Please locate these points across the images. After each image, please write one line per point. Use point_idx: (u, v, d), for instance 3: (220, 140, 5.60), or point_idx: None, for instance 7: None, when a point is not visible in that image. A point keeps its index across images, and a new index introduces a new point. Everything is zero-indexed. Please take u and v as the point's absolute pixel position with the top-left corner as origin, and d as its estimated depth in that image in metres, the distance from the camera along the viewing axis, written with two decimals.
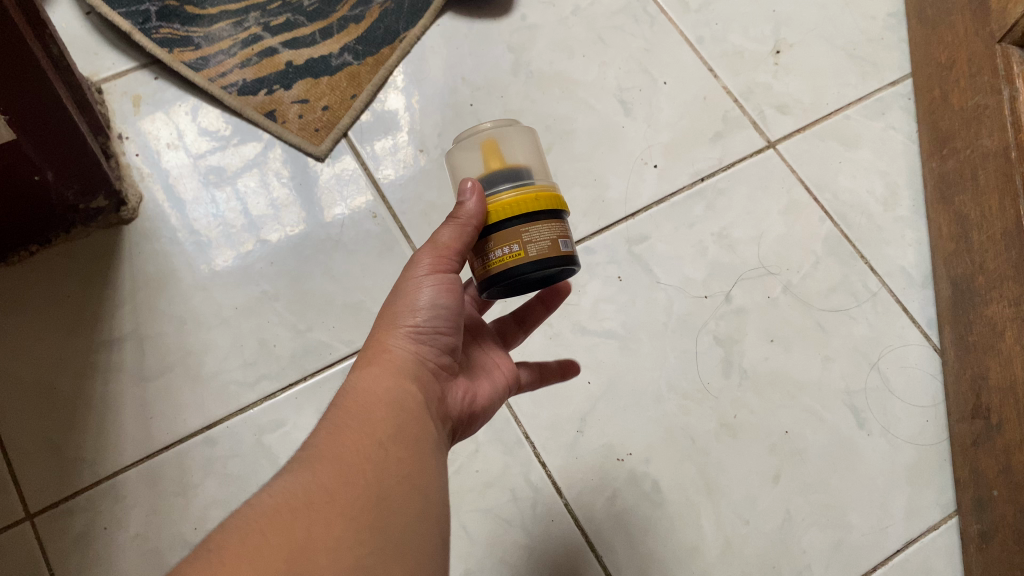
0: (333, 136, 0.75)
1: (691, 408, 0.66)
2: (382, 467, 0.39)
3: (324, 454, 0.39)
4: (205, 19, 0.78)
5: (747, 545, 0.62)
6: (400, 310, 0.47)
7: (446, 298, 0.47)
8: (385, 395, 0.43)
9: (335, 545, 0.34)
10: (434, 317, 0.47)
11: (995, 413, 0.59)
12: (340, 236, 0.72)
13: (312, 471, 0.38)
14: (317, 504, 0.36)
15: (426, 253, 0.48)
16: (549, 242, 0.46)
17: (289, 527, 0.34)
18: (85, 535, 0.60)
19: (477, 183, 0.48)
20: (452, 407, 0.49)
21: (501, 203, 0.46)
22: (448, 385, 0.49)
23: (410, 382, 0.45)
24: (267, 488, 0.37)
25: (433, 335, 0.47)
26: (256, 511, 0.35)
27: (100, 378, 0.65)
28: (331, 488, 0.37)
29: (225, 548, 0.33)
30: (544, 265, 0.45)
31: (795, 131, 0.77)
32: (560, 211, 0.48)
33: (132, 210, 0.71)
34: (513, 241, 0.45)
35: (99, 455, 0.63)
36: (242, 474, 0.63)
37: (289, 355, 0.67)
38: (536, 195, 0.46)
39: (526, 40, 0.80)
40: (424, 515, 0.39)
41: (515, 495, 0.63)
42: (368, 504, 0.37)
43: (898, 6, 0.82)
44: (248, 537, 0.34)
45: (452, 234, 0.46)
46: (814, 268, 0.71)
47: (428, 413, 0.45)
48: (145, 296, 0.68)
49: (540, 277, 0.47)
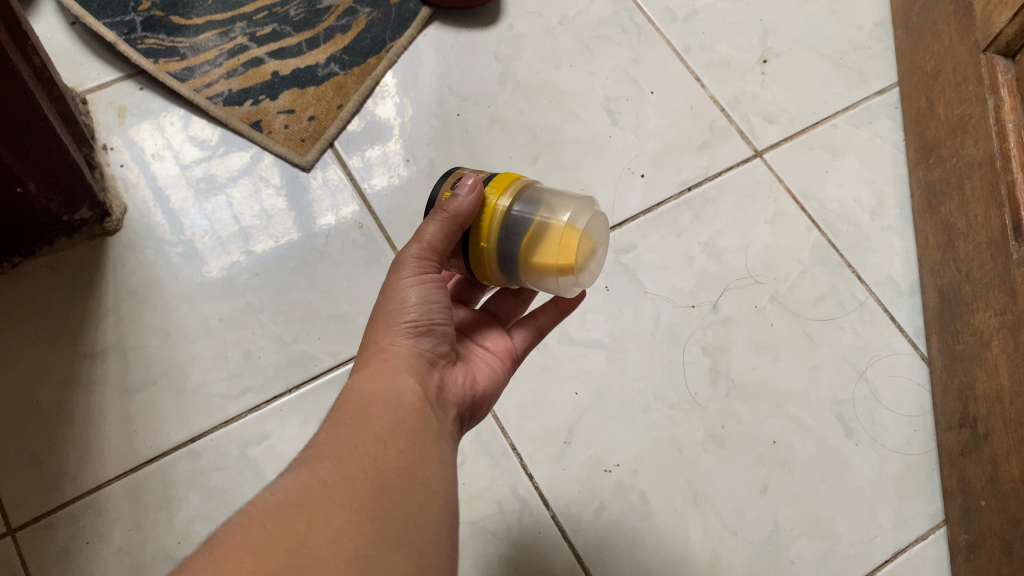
0: (319, 146, 0.74)
1: (679, 418, 0.66)
2: (383, 461, 0.39)
3: (325, 451, 0.39)
4: (190, 29, 0.77)
5: (734, 557, 0.62)
6: (391, 310, 0.47)
7: (436, 292, 0.48)
8: (387, 392, 0.43)
9: (336, 536, 0.34)
10: (427, 311, 0.47)
11: (981, 423, 0.59)
12: (327, 246, 0.71)
13: (314, 468, 0.38)
14: (318, 498, 0.36)
15: (410, 249, 0.47)
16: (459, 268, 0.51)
17: (292, 522, 0.34)
18: (68, 549, 0.60)
19: (478, 183, 0.48)
20: (455, 398, 0.49)
21: (491, 193, 0.48)
22: (449, 376, 0.49)
23: (411, 378, 0.45)
24: (270, 486, 0.37)
25: (428, 329, 0.47)
26: (258, 507, 0.35)
27: (83, 390, 0.65)
28: (331, 482, 0.36)
29: (226, 543, 0.33)
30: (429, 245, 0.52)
31: (782, 140, 0.77)
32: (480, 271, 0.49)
33: (117, 221, 0.70)
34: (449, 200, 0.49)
35: (82, 468, 0.62)
36: (226, 487, 0.63)
37: (274, 366, 0.67)
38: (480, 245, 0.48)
39: (514, 50, 0.80)
40: (427, 507, 0.39)
41: (502, 508, 0.63)
42: (371, 496, 0.37)
43: (884, 15, 0.83)
44: (250, 534, 0.33)
45: (438, 231, 0.46)
46: (802, 277, 0.71)
47: (431, 407, 0.45)
48: (130, 307, 0.68)
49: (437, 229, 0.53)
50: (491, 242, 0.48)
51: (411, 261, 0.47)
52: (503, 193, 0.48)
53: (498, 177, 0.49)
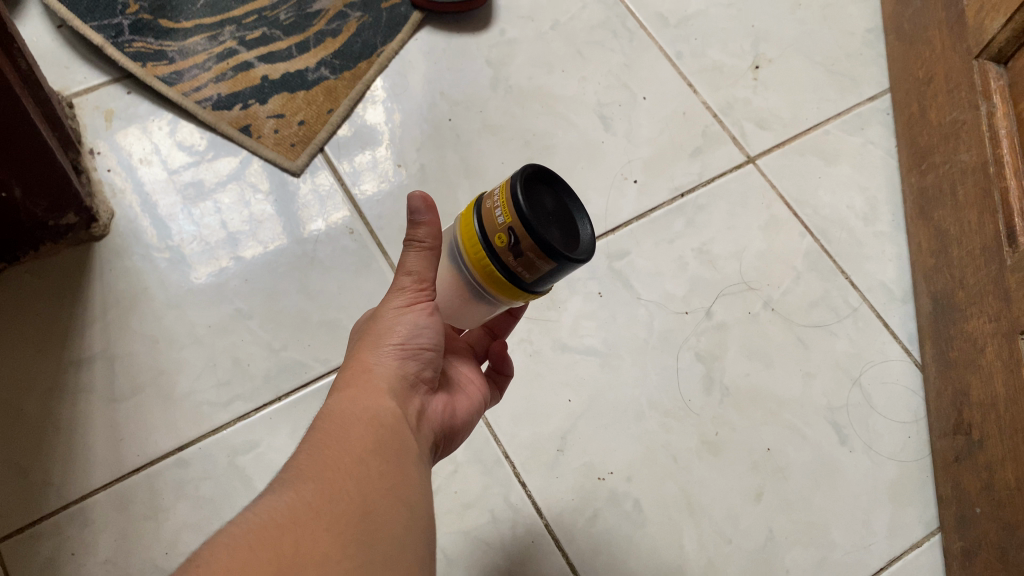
0: (309, 151, 0.74)
1: (673, 425, 0.66)
2: (366, 482, 0.38)
3: (308, 471, 0.38)
4: (179, 32, 0.77)
5: (729, 566, 0.61)
6: (381, 331, 0.47)
7: (430, 318, 0.47)
8: (365, 412, 0.42)
9: (324, 559, 0.33)
10: (416, 335, 0.47)
11: (976, 429, 0.59)
12: (316, 252, 0.71)
13: (297, 489, 0.36)
14: (304, 520, 0.35)
15: (401, 280, 0.47)
16: (487, 199, 0.43)
17: (278, 543, 0.33)
18: (52, 561, 0.58)
19: (490, 218, 0.42)
20: (434, 420, 0.48)
21: (484, 262, 0.43)
22: (427, 400, 0.48)
23: (391, 400, 0.44)
24: (250, 507, 0.36)
25: (415, 352, 0.47)
26: (240, 529, 0.33)
27: (68, 399, 0.64)
28: (316, 504, 0.36)
29: (209, 563, 0.31)
30: (526, 171, 0.42)
31: (774, 146, 0.77)
32: (472, 211, 0.44)
33: (103, 226, 0.69)
34: (509, 228, 0.40)
35: (67, 478, 0.61)
36: (215, 496, 0.62)
37: (263, 374, 0.66)
38: (472, 234, 0.43)
39: (505, 55, 0.80)
40: (410, 529, 0.38)
41: (495, 517, 0.62)
42: (355, 519, 0.36)
43: (874, 23, 0.83)
44: (236, 555, 0.32)
45: (419, 260, 0.47)
46: (795, 284, 0.71)
47: (410, 429, 0.44)
48: (117, 314, 0.67)
49: (538, 194, 0.43)
50: (471, 242, 0.43)
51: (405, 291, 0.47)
52: (479, 272, 0.43)
53: (500, 277, 0.43)
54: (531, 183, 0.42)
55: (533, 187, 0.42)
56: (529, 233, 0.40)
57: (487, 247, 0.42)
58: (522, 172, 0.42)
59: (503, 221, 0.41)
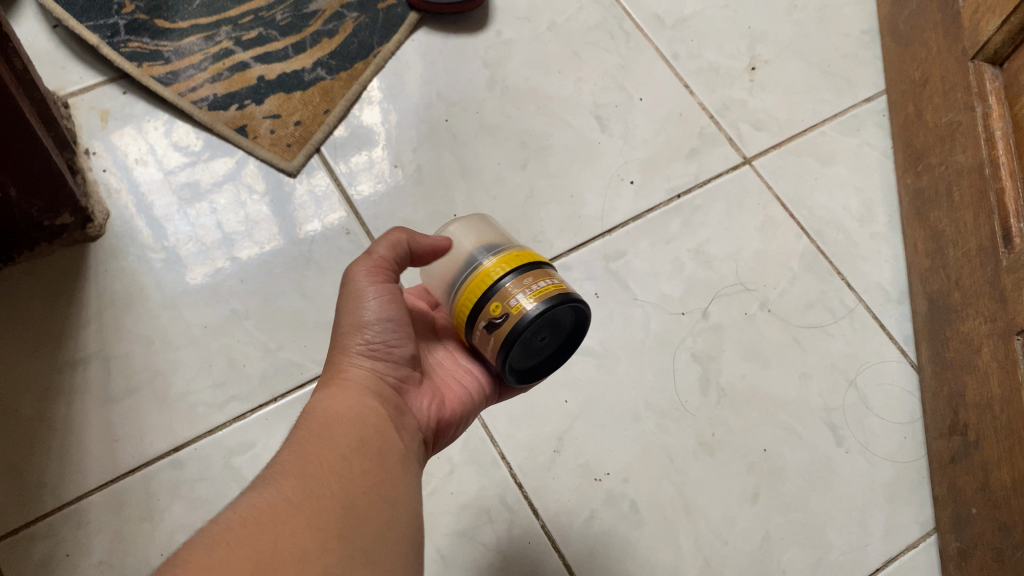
0: (305, 152, 0.74)
1: (669, 426, 0.66)
2: (347, 479, 0.38)
3: (289, 470, 0.38)
4: (175, 32, 0.77)
5: (725, 566, 0.61)
6: (348, 330, 0.47)
7: (393, 309, 0.47)
8: (339, 413, 0.42)
9: (304, 555, 0.33)
10: (382, 331, 0.47)
11: (972, 430, 0.59)
12: (312, 252, 0.70)
13: (279, 487, 0.37)
14: (285, 517, 0.35)
15: (361, 270, 0.48)
16: (510, 291, 0.45)
17: (258, 539, 0.33)
18: (47, 562, 0.58)
19: (489, 311, 0.45)
20: (419, 415, 0.48)
21: (460, 318, 0.47)
22: (408, 395, 0.48)
23: (365, 398, 0.44)
24: (232, 505, 0.36)
25: (384, 349, 0.47)
26: (221, 525, 0.34)
27: (64, 399, 0.63)
28: (297, 501, 0.36)
29: (191, 561, 0.32)
30: (556, 305, 0.45)
31: (771, 148, 0.77)
32: (496, 278, 0.45)
33: (99, 227, 0.69)
34: (490, 333, 0.45)
35: (62, 479, 0.61)
36: (210, 498, 0.61)
37: (259, 375, 0.66)
38: (473, 293, 0.46)
39: (502, 56, 0.80)
40: (393, 525, 0.38)
41: (491, 518, 0.62)
42: (336, 515, 0.36)
43: (871, 24, 0.83)
44: (216, 552, 0.32)
45: (387, 245, 0.48)
46: (791, 284, 0.71)
47: (390, 424, 0.44)
48: (112, 315, 0.67)
49: (548, 320, 0.46)
50: (468, 295, 0.46)
51: (364, 278, 0.47)
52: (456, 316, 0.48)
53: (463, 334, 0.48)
54: (552, 313, 0.45)
55: (549, 317, 0.45)
56: (497, 354, 0.45)
57: (472, 315, 0.46)
58: (554, 303, 0.44)
59: (489, 327, 0.45)
